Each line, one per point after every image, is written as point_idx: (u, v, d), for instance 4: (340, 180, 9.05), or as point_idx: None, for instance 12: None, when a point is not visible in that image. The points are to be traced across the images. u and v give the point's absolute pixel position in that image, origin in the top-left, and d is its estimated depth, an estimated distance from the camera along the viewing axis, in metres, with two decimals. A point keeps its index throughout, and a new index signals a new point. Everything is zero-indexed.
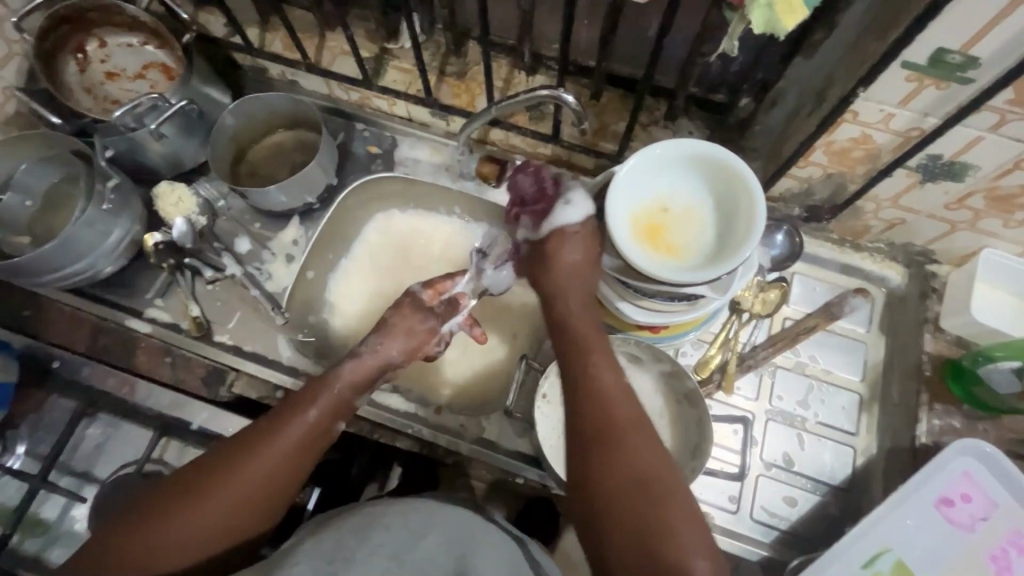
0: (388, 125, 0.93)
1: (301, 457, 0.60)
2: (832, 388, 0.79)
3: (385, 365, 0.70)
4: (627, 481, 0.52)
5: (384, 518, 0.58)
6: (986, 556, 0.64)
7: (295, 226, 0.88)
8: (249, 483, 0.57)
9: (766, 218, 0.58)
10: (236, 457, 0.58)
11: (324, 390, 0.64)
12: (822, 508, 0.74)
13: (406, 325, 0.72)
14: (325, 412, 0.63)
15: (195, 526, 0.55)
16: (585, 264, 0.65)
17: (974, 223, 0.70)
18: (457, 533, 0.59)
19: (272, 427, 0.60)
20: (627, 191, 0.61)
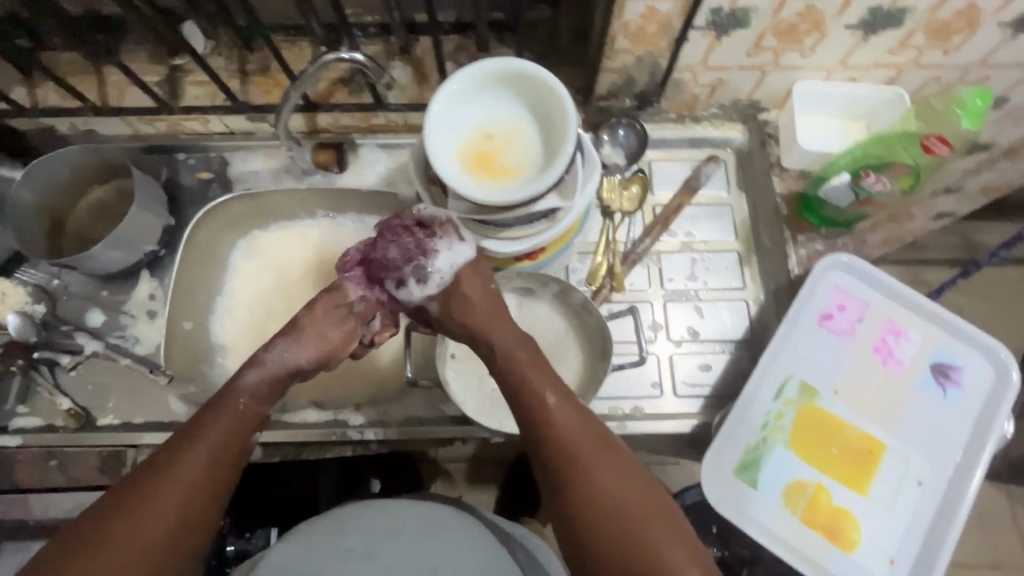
0: (210, 146, 0.87)
1: (215, 487, 0.52)
2: (713, 254, 0.83)
3: (295, 371, 0.62)
4: (610, 512, 0.51)
5: (353, 522, 0.62)
6: (870, 350, 0.70)
7: (146, 280, 0.81)
8: (150, 531, 0.49)
9: (578, 112, 0.58)
10: (129, 507, 0.49)
11: (217, 411, 0.55)
12: (735, 363, 0.79)
13: (316, 326, 0.63)
14: (226, 438, 0.54)
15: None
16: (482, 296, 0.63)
17: (778, 62, 0.74)
18: (427, 519, 0.63)
19: (170, 467, 0.51)
20: (445, 130, 0.60)
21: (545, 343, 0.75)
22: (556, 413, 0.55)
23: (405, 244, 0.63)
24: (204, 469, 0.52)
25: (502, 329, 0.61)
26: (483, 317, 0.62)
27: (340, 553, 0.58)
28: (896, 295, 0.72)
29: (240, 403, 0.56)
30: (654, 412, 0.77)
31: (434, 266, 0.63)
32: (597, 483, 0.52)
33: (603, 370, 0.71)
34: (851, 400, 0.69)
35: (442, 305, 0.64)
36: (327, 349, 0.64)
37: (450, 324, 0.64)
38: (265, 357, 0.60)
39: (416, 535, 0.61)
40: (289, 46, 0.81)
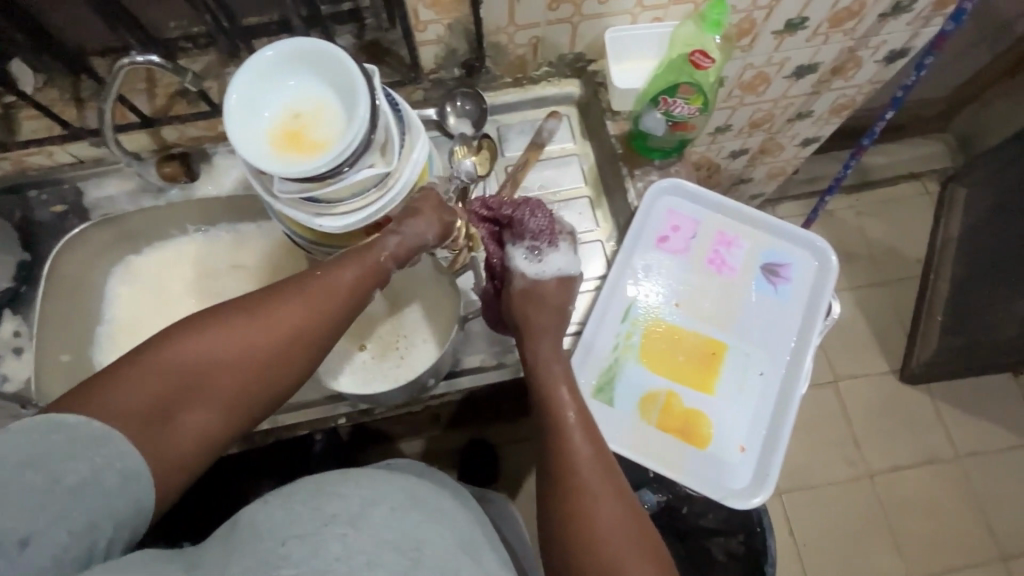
0: (61, 177, 0.87)
1: (302, 344, 0.54)
2: (568, 203, 0.87)
3: (411, 248, 0.62)
4: (608, 511, 0.53)
5: (335, 490, 0.52)
6: (705, 262, 0.75)
7: (10, 318, 0.82)
8: (257, 344, 0.52)
9: (364, 71, 0.61)
10: (240, 321, 0.52)
11: (355, 259, 0.58)
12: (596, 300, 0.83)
13: (434, 207, 0.65)
14: (342, 290, 0.56)
15: (226, 357, 0.51)
16: (556, 318, 0.66)
17: (582, 12, 0.79)
18: (410, 493, 0.56)
19: (269, 302, 0.54)
20: (246, 118, 0.62)
21: (410, 310, 0.79)
22: (580, 434, 0.58)
23: (543, 222, 0.66)
24: (301, 316, 0.54)
25: (555, 354, 0.65)
26: (548, 315, 0.65)
27: (323, 525, 0.48)
28: (724, 209, 0.77)
29: (383, 258, 0.59)
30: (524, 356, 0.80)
31: (549, 256, 0.66)
32: (597, 495, 0.53)
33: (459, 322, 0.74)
34: (692, 310, 0.73)
35: (526, 290, 0.66)
36: (441, 228, 0.66)
37: (518, 307, 0.66)
38: (401, 231, 0.61)
39: (400, 506, 0.53)
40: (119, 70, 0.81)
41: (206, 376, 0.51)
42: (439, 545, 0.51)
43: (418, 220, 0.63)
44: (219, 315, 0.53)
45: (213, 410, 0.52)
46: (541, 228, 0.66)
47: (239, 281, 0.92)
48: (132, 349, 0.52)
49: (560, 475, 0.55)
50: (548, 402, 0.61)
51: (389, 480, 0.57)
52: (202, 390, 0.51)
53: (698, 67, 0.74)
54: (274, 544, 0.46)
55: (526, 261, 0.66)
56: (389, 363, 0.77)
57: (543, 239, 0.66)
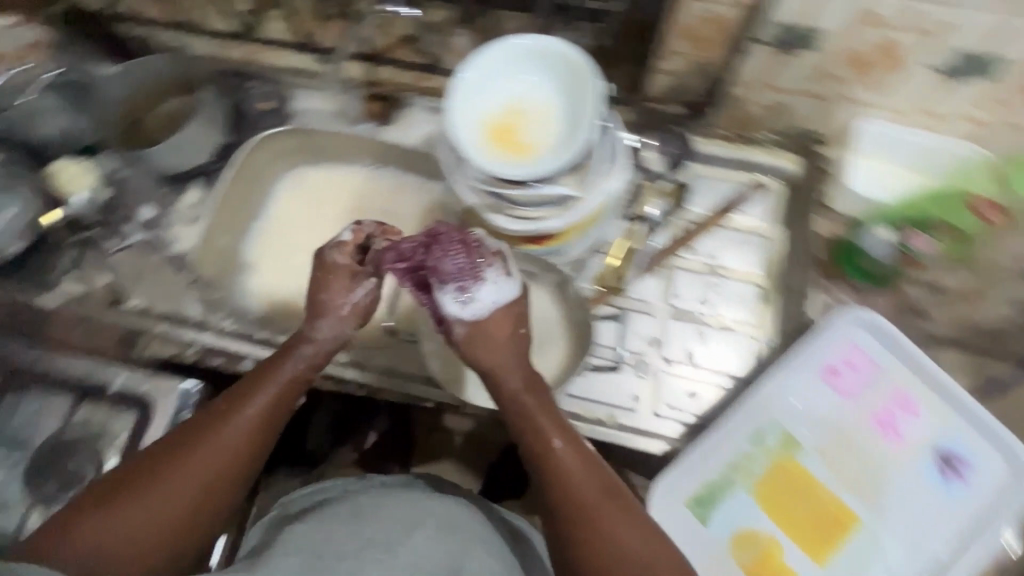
0: (279, 79, 0.92)
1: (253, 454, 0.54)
2: (731, 283, 0.80)
3: (336, 341, 0.60)
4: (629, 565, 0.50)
5: (369, 514, 0.61)
6: (870, 418, 0.65)
7: (196, 189, 0.89)
8: (200, 478, 0.51)
9: (604, 100, 0.58)
10: (167, 467, 0.51)
11: (275, 372, 0.57)
12: (725, 398, 0.76)
13: (339, 293, 0.60)
14: (276, 400, 0.56)
15: (165, 509, 0.50)
16: (504, 347, 0.58)
17: (845, 94, 0.69)
18: (448, 519, 0.63)
19: (198, 433, 0.53)
20: (472, 97, 0.61)
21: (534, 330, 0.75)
22: (562, 458, 0.54)
23: (462, 259, 0.61)
24: (230, 445, 0.53)
25: (514, 365, 0.57)
26: (501, 356, 0.58)
27: (361, 544, 0.56)
28: (916, 368, 0.66)
29: (292, 370, 0.57)
30: (627, 423, 0.74)
31: (477, 292, 0.59)
32: (607, 530, 0.51)
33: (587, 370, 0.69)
34: (832, 463, 0.64)
35: (469, 336, 0.58)
36: (358, 315, 0.62)
37: (468, 356, 0.59)
38: (317, 333, 0.59)
39: (438, 531, 0.60)
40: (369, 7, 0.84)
41: (159, 525, 0.49)
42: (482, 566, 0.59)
43: (331, 319, 0.60)
44: (145, 469, 0.51)
45: (171, 541, 0.50)
46: (466, 262, 0.60)
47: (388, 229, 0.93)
48: (53, 515, 0.49)
49: (561, 516, 0.52)
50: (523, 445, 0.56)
51: (427, 502, 0.64)
52: (159, 534, 0.49)
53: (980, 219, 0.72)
54: (313, 557, 0.55)
55: (477, 294, 0.59)
56: None
57: (454, 281, 0.59)
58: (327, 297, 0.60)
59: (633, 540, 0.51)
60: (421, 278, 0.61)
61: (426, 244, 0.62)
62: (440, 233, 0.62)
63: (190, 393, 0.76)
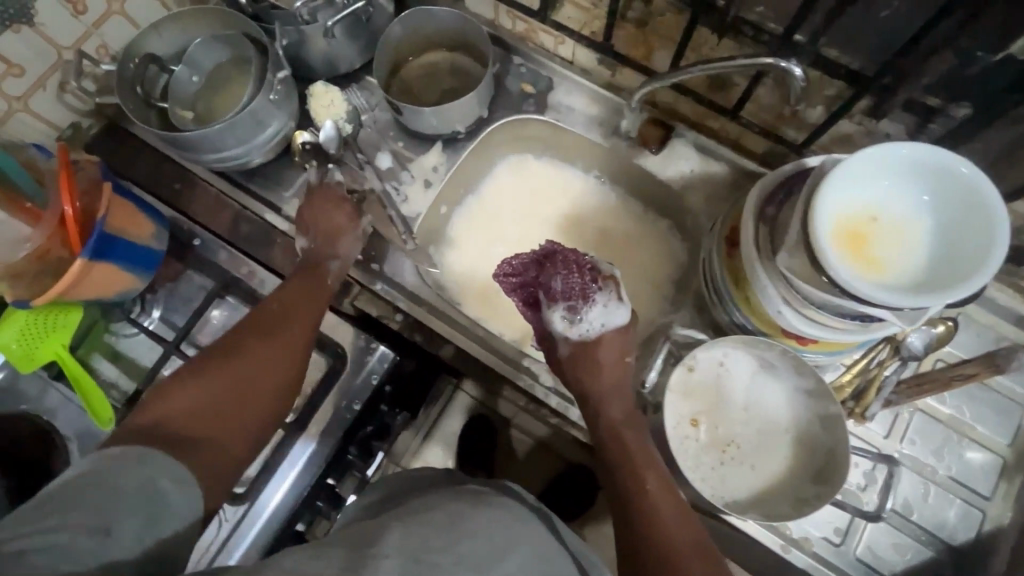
0: (547, 65, 0.88)
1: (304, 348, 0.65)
2: (975, 446, 0.72)
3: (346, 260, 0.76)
4: None
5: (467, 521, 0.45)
6: None
7: (437, 152, 0.86)
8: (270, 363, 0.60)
9: (999, 266, 0.50)
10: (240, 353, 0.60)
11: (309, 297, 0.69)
12: (933, 562, 0.69)
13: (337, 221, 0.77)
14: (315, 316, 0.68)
15: (246, 388, 0.57)
16: (612, 364, 0.66)
17: None
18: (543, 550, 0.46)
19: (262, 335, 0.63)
20: (844, 183, 0.54)
21: (758, 426, 0.71)
22: (655, 491, 0.56)
23: (574, 282, 0.66)
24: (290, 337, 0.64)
25: (615, 399, 0.64)
26: (607, 382, 0.65)
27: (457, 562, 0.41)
28: None
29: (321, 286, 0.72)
30: (821, 553, 0.69)
31: (586, 315, 0.66)
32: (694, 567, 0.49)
33: (817, 494, 0.65)
34: None
35: (574, 355, 0.67)
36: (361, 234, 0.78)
37: (574, 374, 0.67)
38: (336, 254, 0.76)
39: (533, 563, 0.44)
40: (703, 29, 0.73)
41: (237, 398, 0.56)
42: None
43: (344, 240, 0.76)
44: (219, 359, 0.59)
45: (250, 424, 0.56)
46: (575, 283, 0.66)
47: (599, 249, 0.88)
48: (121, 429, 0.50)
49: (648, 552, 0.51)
50: (620, 464, 0.59)
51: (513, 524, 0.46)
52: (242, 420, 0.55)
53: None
54: (408, 556, 0.40)
55: (587, 319, 0.66)
56: (708, 455, 0.70)
57: (563, 300, 0.66)
58: (335, 223, 0.77)
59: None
60: (533, 295, 0.69)
61: (542, 264, 0.69)
62: (557, 257, 0.67)
63: (386, 358, 0.77)
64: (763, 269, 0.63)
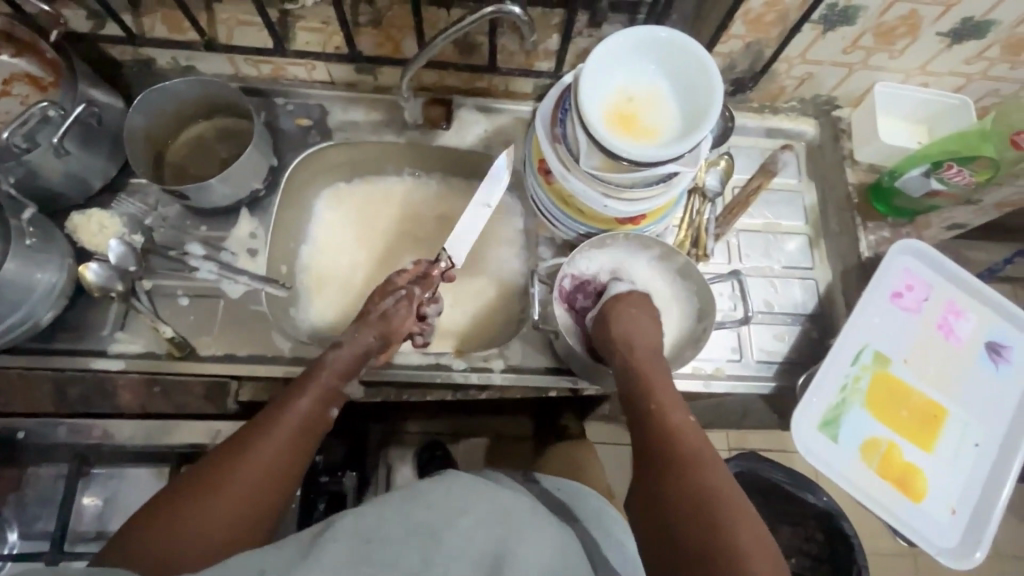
0: (312, 94, 0.88)
1: (304, 442, 0.63)
2: (787, 236, 0.89)
3: (363, 353, 0.72)
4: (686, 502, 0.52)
5: (426, 497, 0.55)
6: (935, 326, 0.78)
7: (246, 219, 0.82)
8: (251, 471, 0.57)
9: (721, 108, 0.62)
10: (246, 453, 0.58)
11: (311, 380, 0.66)
12: (805, 334, 0.84)
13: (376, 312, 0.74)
14: (319, 400, 0.66)
15: (228, 504, 0.55)
16: (648, 331, 0.68)
17: (868, 61, 0.81)
18: (504, 509, 0.56)
19: (259, 428, 0.61)
20: (598, 74, 0.64)
21: None
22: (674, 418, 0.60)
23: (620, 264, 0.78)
24: (294, 426, 0.62)
25: (660, 366, 0.66)
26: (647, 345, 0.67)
27: (403, 531, 0.51)
28: (953, 277, 0.80)
29: (325, 379, 0.67)
30: (732, 373, 0.81)
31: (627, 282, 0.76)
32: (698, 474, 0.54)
33: (705, 328, 0.76)
34: (918, 370, 0.76)
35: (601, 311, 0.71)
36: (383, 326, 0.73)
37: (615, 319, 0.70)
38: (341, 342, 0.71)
39: (485, 519, 0.54)
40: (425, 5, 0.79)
41: (230, 507, 0.55)
42: (528, 556, 0.51)
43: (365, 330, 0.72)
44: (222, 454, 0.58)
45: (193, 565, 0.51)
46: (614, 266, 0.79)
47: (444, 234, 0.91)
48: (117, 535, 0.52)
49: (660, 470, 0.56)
50: (647, 420, 0.61)
51: (487, 492, 0.58)
52: (226, 517, 0.54)
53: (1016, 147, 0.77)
54: (359, 543, 0.50)
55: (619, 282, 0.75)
56: None
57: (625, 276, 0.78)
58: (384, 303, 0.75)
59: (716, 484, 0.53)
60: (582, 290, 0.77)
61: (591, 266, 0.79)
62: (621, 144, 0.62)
63: None
64: (576, 177, 0.72)
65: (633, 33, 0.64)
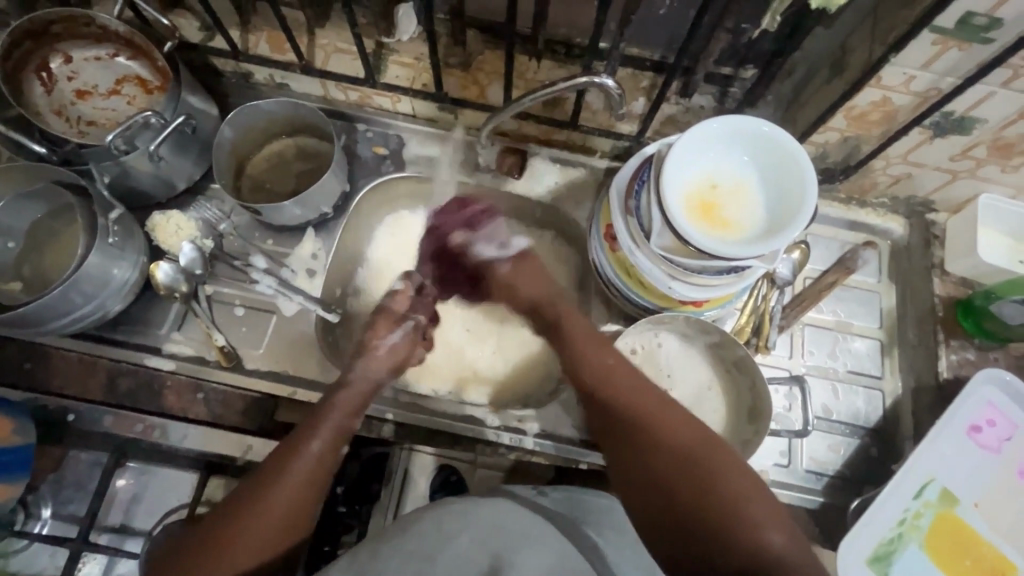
0: (392, 124, 0.89)
1: (322, 479, 0.62)
2: (858, 339, 0.84)
3: (377, 386, 0.72)
4: (674, 472, 0.58)
5: (418, 522, 0.56)
6: (1014, 472, 0.71)
7: (311, 239, 0.84)
8: (274, 516, 0.58)
9: (812, 212, 0.59)
10: (265, 498, 0.58)
11: (323, 420, 0.65)
12: (862, 450, 0.79)
13: (387, 342, 0.74)
14: (331, 441, 0.64)
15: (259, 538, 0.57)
16: (541, 279, 0.78)
17: (975, 171, 0.75)
18: (499, 522, 0.56)
19: (264, 483, 0.59)
20: (684, 158, 0.62)
21: (687, 389, 0.77)
22: (621, 384, 0.66)
23: (475, 220, 0.80)
24: (309, 469, 0.61)
25: (576, 318, 0.74)
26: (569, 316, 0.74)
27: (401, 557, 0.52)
28: None
29: (336, 416, 0.66)
30: (777, 479, 0.77)
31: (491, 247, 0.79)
32: (661, 444, 0.60)
33: (756, 432, 0.72)
34: (991, 519, 0.69)
35: (513, 270, 0.78)
36: (394, 360, 0.74)
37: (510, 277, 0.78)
38: (352, 377, 0.70)
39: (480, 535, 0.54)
40: (516, 56, 0.80)
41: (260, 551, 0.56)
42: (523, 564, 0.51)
43: (369, 363, 0.72)
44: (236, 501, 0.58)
45: None
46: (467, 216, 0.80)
47: None
48: None
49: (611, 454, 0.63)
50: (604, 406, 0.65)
51: (478, 509, 0.57)
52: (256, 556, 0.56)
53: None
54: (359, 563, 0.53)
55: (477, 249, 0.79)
56: None
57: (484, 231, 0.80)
58: (377, 334, 0.75)
59: (674, 465, 0.58)
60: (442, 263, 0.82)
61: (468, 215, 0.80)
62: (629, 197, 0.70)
63: None
64: (643, 254, 0.69)
65: (724, 121, 0.62)
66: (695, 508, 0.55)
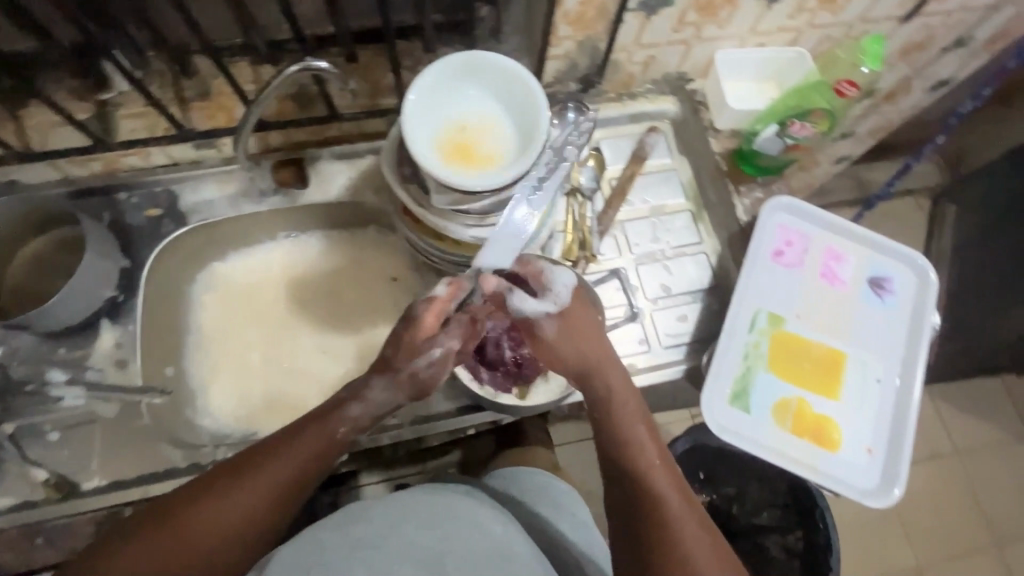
0: (156, 180, 0.82)
1: (289, 495, 0.56)
2: (669, 217, 0.89)
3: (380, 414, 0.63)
4: (663, 529, 0.54)
5: (365, 514, 0.57)
6: (818, 276, 0.80)
7: (109, 329, 0.76)
8: (228, 513, 0.53)
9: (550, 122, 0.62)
10: (229, 488, 0.54)
11: (313, 432, 0.59)
12: (706, 310, 0.86)
13: (406, 359, 0.63)
14: (317, 455, 0.58)
15: (214, 522, 0.52)
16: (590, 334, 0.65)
17: (700, 35, 0.82)
18: (444, 511, 0.59)
19: (232, 473, 0.55)
20: (423, 114, 0.62)
21: None
22: (636, 429, 0.61)
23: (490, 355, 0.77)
24: (284, 476, 0.56)
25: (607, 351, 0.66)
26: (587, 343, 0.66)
27: (347, 550, 0.53)
28: (829, 225, 0.82)
29: (331, 431, 0.59)
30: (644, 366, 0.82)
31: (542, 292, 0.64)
32: (657, 495, 0.56)
33: None
34: (813, 323, 0.78)
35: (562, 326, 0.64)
36: (414, 387, 0.64)
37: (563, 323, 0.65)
38: (368, 394, 0.62)
39: (423, 522, 0.56)
40: (244, 68, 0.75)
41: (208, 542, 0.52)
42: (468, 554, 0.54)
43: (379, 385, 0.63)
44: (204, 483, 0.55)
45: None
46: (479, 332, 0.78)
47: (333, 299, 0.87)
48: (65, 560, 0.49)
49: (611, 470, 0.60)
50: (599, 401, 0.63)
51: (425, 499, 0.60)
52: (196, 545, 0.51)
53: (841, 95, 0.84)
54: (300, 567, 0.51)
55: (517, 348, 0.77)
56: None
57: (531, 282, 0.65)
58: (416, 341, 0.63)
59: (678, 528, 0.54)
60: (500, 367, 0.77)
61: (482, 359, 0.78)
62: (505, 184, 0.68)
63: None
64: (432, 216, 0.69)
65: (446, 65, 0.63)
66: (664, 565, 0.52)
